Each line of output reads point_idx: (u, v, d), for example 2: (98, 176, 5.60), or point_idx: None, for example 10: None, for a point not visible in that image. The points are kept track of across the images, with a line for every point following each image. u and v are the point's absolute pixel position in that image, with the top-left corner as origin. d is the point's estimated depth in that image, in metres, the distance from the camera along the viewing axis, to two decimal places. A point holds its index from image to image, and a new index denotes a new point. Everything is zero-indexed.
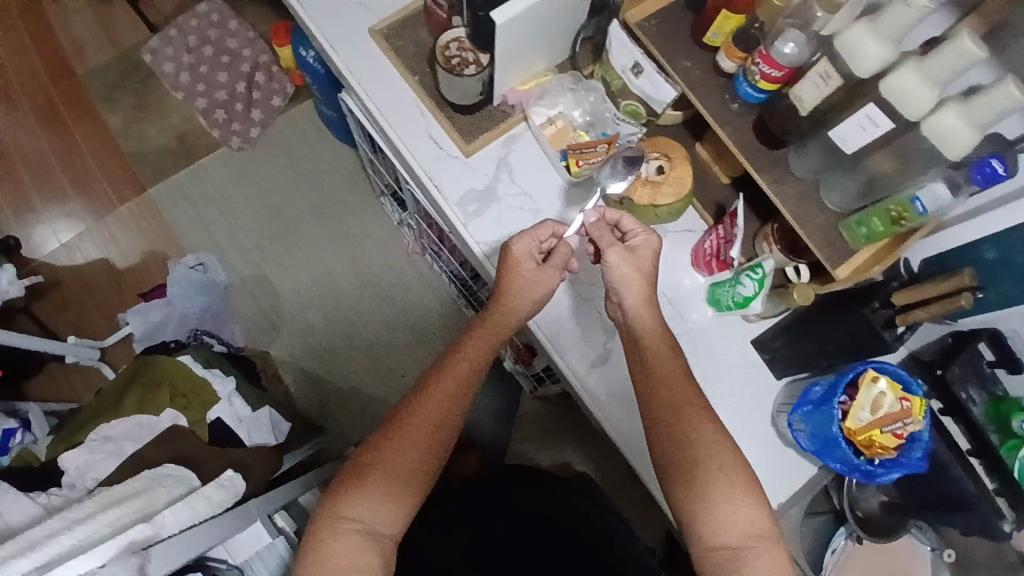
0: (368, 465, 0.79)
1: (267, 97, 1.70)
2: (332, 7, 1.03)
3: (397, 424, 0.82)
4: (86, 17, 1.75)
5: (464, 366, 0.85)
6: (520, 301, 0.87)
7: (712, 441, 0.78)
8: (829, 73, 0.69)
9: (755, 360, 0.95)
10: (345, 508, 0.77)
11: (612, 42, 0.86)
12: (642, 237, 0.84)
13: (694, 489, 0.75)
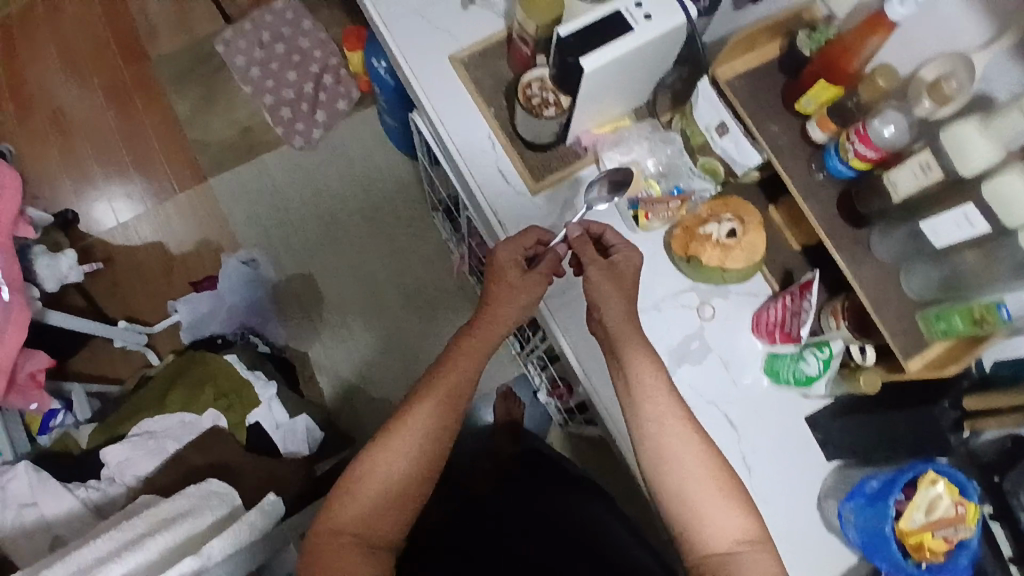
0: (361, 478, 0.76)
1: (333, 100, 1.72)
2: (414, 30, 1.03)
3: (385, 439, 0.78)
4: (166, 2, 1.78)
5: (454, 376, 0.81)
6: (505, 308, 0.84)
7: (700, 456, 0.76)
8: (931, 164, 0.65)
9: (807, 438, 0.91)
10: (336, 519, 0.75)
11: (698, 98, 0.84)
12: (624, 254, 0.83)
13: (683, 497, 0.74)
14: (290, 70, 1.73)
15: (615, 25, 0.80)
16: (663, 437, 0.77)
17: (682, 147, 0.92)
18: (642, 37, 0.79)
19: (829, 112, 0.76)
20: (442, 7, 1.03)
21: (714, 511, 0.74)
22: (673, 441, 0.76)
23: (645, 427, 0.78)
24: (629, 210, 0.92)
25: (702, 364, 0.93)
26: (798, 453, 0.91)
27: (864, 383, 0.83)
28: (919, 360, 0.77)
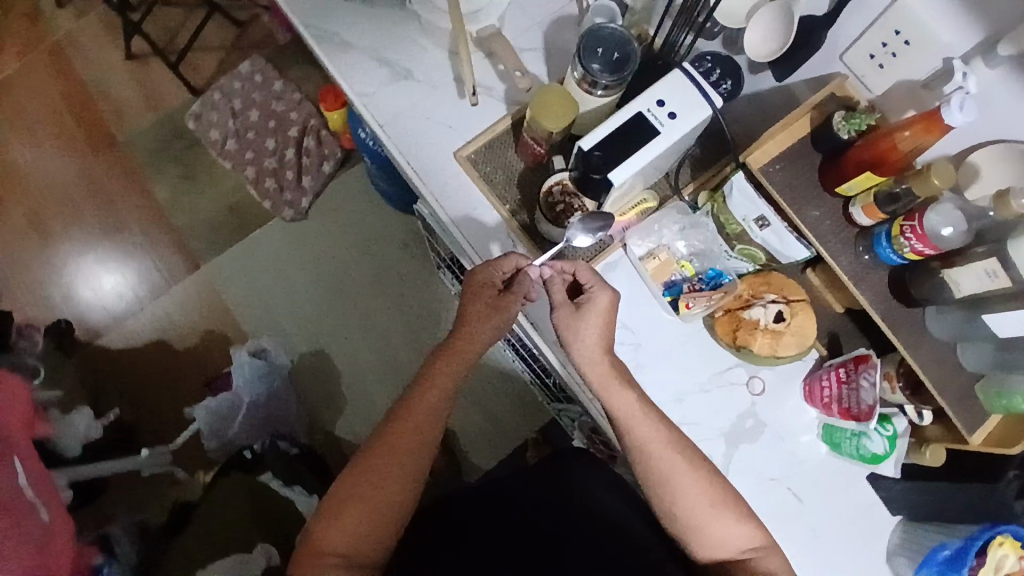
0: (348, 499, 0.76)
1: (317, 163, 1.65)
2: (413, 127, 0.98)
3: (369, 462, 0.78)
4: (124, 80, 1.67)
5: (434, 395, 0.81)
6: (481, 327, 0.83)
7: (695, 482, 0.78)
8: (997, 272, 0.67)
9: (871, 499, 0.90)
10: (325, 540, 0.75)
11: (733, 190, 0.80)
12: (596, 299, 0.81)
13: (678, 516, 0.78)
14: (269, 138, 1.65)
15: (642, 131, 0.76)
16: (657, 462, 0.78)
17: (717, 232, 0.89)
18: (667, 141, 0.77)
19: (876, 199, 0.73)
20: (440, 99, 0.98)
21: (723, 521, 0.78)
22: (668, 458, 0.78)
23: (723, 538, 0.77)
24: (668, 300, 0.89)
25: (760, 441, 0.92)
26: (865, 514, 0.90)
27: (929, 456, 0.84)
28: (980, 433, 0.77)
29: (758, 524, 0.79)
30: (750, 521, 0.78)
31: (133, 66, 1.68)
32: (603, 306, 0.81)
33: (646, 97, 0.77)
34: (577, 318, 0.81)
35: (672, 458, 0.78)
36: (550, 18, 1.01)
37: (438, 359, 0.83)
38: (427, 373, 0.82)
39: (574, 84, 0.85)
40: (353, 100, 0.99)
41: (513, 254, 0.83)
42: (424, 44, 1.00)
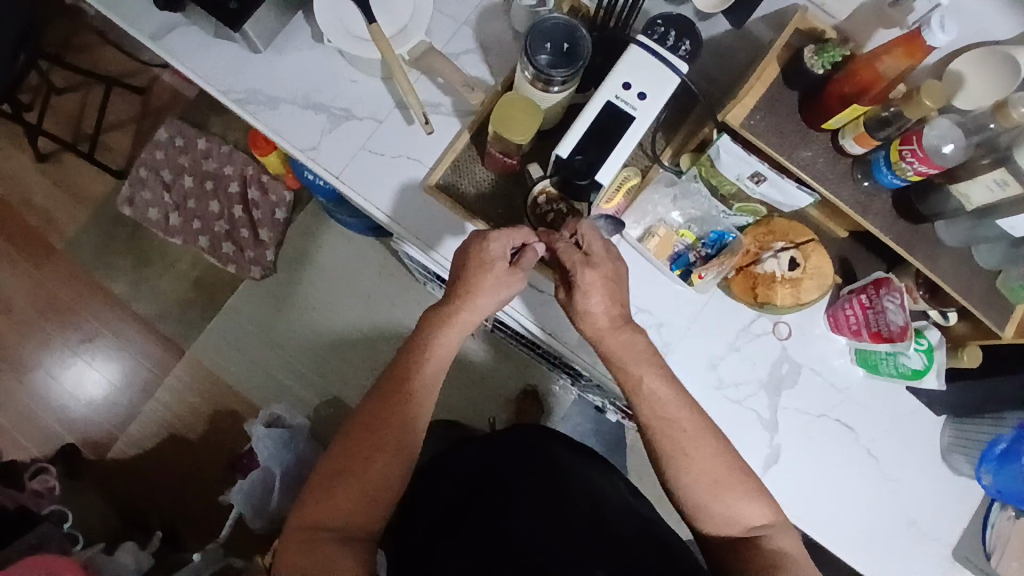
0: (344, 474, 0.74)
1: (269, 212, 1.56)
2: (369, 168, 0.92)
3: (370, 436, 0.75)
4: (43, 184, 1.56)
5: (429, 371, 0.79)
6: (486, 300, 0.77)
7: (710, 458, 0.73)
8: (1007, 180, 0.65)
9: (915, 406, 0.92)
10: (317, 516, 0.72)
11: (721, 154, 0.77)
12: (581, 279, 0.74)
13: (691, 492, 0.74)
14: (211, 200, 1.56)
15: (615, 122, 0.73)
16: (675, 435, 0.74)
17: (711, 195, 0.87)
18: (643, 124, 0.73)
19: (866, 127, 0.71)
20: (389, 132, 0.92)
21: (738, 501, 0.73)
22: (682, 441, 0.74)
23: None
24: (679, 275, 0.87)
25: (798, 384, 0.92)
26: (912, 423, 0.92)
27: (966, 356, 0.85)
28: (1010, 324, 0.77)
29: (771, 501, 0.75)
30: (764, 497, 0.74)
31: (47, 167, 1.56)
32: (594, 281, 0.74)
33: (609, 83, 0.73)
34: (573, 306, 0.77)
35: (682, 441, 0.74)
36: (476, 14, 0.94)
37: (430, 331, 0.79)
38: (418, 346, 0.79)
39: (527, 83, 0.80)
40: (299, 158, 0.92)
41: (523, 227, 0.77)
42: (355, 78, 0.93)
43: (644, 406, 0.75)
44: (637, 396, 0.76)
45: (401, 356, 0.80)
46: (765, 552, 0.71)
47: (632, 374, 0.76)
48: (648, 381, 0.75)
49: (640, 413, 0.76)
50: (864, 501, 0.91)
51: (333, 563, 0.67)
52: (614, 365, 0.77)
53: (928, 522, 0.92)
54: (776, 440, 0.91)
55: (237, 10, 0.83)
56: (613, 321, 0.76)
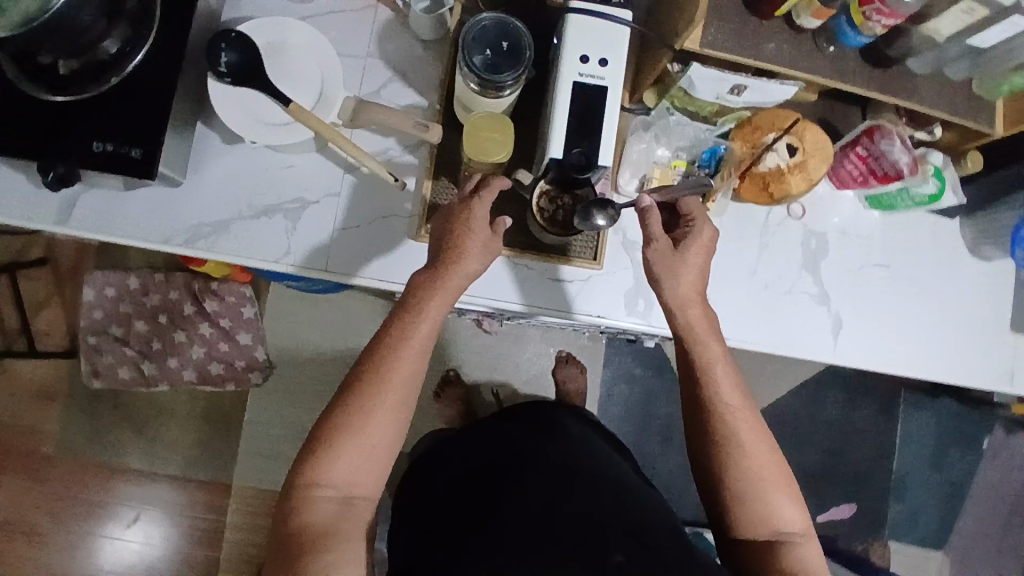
0: (346, 431, 0.68)
1: (236, 315, 1.47)
2: (351, 246, 0.85)
3: (365, 393, 0.69)
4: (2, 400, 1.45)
5: (422, 333, 0.72)
6: (471, 260, 0.72)
7: (762, 447, 0.72)
8: (974, 7, 0.68)
9: (933, 219, 0.97)
10: (316, 473, 0.67)
11: (697, 79, 0.78)
12: (699, 233, 0.76)
13: (744, 481, 0.71)
14: (175, 331, 1.45)
15: (590, 101, 0.69)
16: (734, 420, 0.72)
17: (688, 120, 0.87)
18: (617, 91, 0.70)
19: (820, 1, 0.70)
20: (352, 201, 0.86)
21: (778, 498, 0.71)
22: (738, 426, 0.72)
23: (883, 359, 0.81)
24: None
25: (831, 251, 0.95)
26: (938, 234, 0.97)
27: (971, 163, 0.91)
28: (999, 119, 0.81)
29: (805, 508, 0.73)
30: (800, 503, 0.72)
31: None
32: (705, 241, 0.76)
33: (568, 64, 0.69)
34: (677, 258, 0.75)
35: (745, 426, 0.72)
36: (376, 41, 0.87)
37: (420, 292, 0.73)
38: (410, 301, 0.72)
39: (478, 96, 0.75)
40: (279, 269, 0.85)
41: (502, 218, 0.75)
42: (291, 163, 0.85)
43: (710, 386, 0.73)
44: (710, 373, 0.74)
45: (392, 315, 0.73)
46: (783, 558, 0.69)
47: (698, 357, 0.74)
48: (720, 365, 0.74)
49: (706, 391, 0.73)
50: (925, 324, 0.97)
51: (333, 524, 0.67)
52: (688, 338, 0.75)
53: (983, 314, 0.98)
54: (834, 308, 0.94)
55: (141, 156, 0.73)
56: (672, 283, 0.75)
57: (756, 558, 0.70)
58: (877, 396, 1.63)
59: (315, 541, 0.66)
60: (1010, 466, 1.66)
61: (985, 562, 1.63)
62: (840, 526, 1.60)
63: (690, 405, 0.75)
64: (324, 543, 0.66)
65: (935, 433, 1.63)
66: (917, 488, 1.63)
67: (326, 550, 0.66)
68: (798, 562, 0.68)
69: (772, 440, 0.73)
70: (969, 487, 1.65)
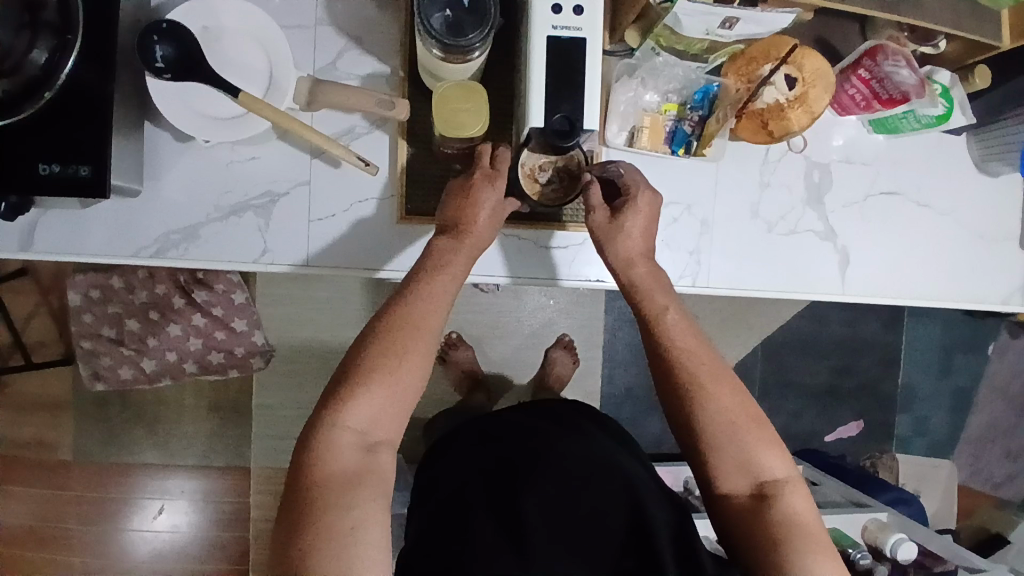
0: (368, 377, 0.65)
1: (227, 301, 1.42)
2: (330, 238, 0.81)
3: (386, 338, 0.66)
4: (13, 413, 1.47)
5: (441, 288, 0.69)
6: (488, 231, 0.71)
7: (731, 395, 0.70)
8: None
9: (938, 136, 0.92)
10: (340, 415, 0.63)
11: (682, 15, 0.70)
12: (637, 200, 0.72)
13: (712, 424, 0.69)
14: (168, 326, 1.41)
15: (569, 56, 0.63)
16: (695, 368, 0.71)
17: (677, 59, 0.80)
18: (596, 41, 0.63)
19: None
20: (324, 187, 0.81)
21: (755, 447, 0.69)
22: (699, 373, 0.71)
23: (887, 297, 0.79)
24: (686, 152, 0.81)
25: (835, 183, 0.90)
26: (944, 151, 0.93)
27: (978, 80, 0.84)
28: (1004, 28, 0.77)
29: (786, 454, 0.71)
30: (779, 448, 0.70)
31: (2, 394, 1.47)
32: (645, 208, 0.73)
33: (539, 16, 0.62)
34: (615, 226, 0.73)
35: (704, 373, 0.71)
36: (323, 6, 0.79)
37: (438, 257, 0.70)
38: (430, 261, 0.70)
39: (442, 61, 0.68)
40: (258, 270, 0.81)
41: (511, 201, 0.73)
42: (253, 154, 0.80)
43: (664, 335, 0.72)
44: (662, 323, 0.73)
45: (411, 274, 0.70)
46: (771, 513, 0.67)
47: (651, 309, 0.73)
48: (671, 314, 0.73)
49: (664, 345, 0.72)
50: (936, 248, 0.94)
51: (357, 474, 0.63)
52: (636, 294, 0.74)
53: (993, 230, 0.95)
54: (840, 242, 0.91)
55: (92, 175, 0.69)
56: (607, 236, 0.73)
57: (741, 518, 0.68)
58: (877, 311, 1.64)
59: (337, 490, 0.61)
60: (1010, 365, 1.69)
61: (991, 461, 1.69)
62: (847, 442, 1.65)
63: (651, 360, 0.74)
64: (351, 494, 0.61)
65: (935, 343, 1.66)
66: (920, 397, 1.66)
67: (351, 507, 0.60)
68: (783, 517, 0.66)
69: (737, 386, 0.71)
70: (971, 391, 1.68)
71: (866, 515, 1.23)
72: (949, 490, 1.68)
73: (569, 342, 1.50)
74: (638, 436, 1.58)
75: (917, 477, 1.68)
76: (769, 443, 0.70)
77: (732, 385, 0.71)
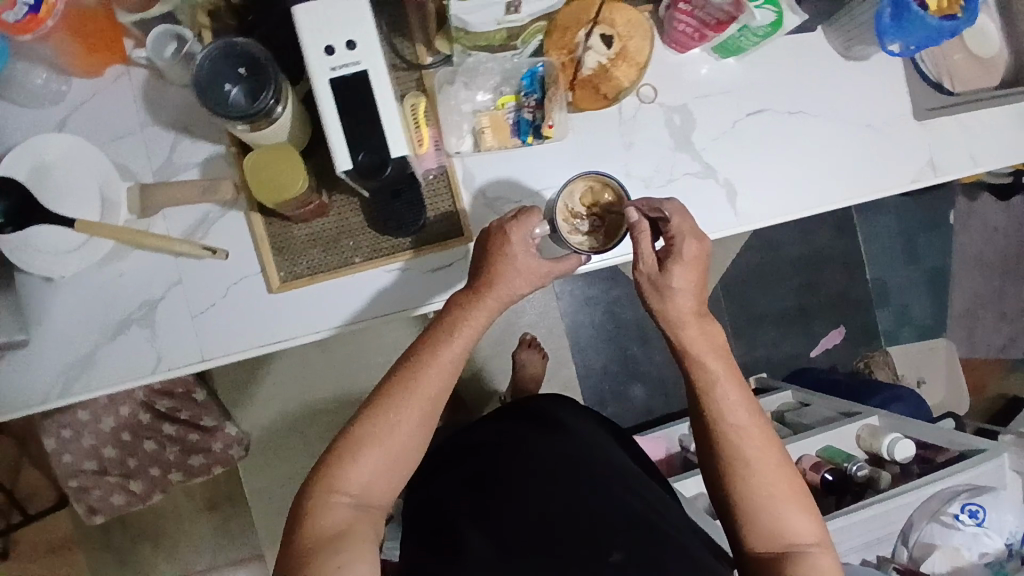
0: (364, 443, 0.67)
1: (191, 403, 1.37)
2: (219, 324, 0.81)
3: (392, 408, 0.67)
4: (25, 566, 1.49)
5: (450, 356, 0.70)
6: (503, 283, 0.70)
7: (770, 458, 0.68)
8: None
9: (790, 43, 0.92)
10: (335, 476, 0.66)
11: (464, 15, 0.70)
12: (682, 249, 0.68)
13: (755, 487, 0.67)
14: (144, 442, 1.33)
15: (358, 93, 0.62)
16: (746, 432, 0.68)
17: (492, 56, 0.80)
18: (379, 69, 0.62)
19: None
20: (197, 281, 0.81)
21: (789, 514, 0.67)
22: (745, 450, 0.68)
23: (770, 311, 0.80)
24: (533, 140, 0.80)
25: (698, 121, 0.89)
26: (802, 56, 0.92)
27: None
28: None
29: (819, 521, 0.68)
30: (813, 514, 0.68)
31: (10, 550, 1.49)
32: (694, 260, 0.68)
33: (315, 62, 0.61)
34: (661, 282, 0.68)
35: (752, 436, 0.68)
36: (144, 108, 0.80)
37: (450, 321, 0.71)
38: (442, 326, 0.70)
39: (252, 131, 0.68)
40: (158, 379, 0.81)
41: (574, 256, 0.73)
42: (119, 271, 0.80)
43: (714, 405, 0.69)
44: (710, 398, 0.69)
45: (419, 340, 0.71)
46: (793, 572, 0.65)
47: (702, 379, 0.69)
48: (724, 380, 0.69)
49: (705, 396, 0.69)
50: (825, 149, 0.93)
51: (345, 529, 0.65)
52: (687, 360, 0.70)
53: (880, 116, 0.95)
54: (722, 176, 0.89)
55: None
56: (652, 289, 0.70)
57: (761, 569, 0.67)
58: (827, 218, 1.62)
59: (324, 543, 0.64)
60: (975, 230, 1.67)
61: (986, 329, 1.66)
62: (835, 352, 1.62)
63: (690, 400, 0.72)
64: (337, 545, 0.63)
65: (893, 231, 1.64)
66: (894, 288, 1.64)
67: (339, 549, 0.63)
68: None
69: (782, 452, 0.69)
70: (943, 267, 1.66)
71: (857, 424, 1.20)
72: (952, 369, 1.64)
73: (533, 339, 1.49)
74: (628, 407, 1.57)
75: (915, 366, 1.65)
76: (806, 513, 0.67)
77: (778, 448, 0.69)
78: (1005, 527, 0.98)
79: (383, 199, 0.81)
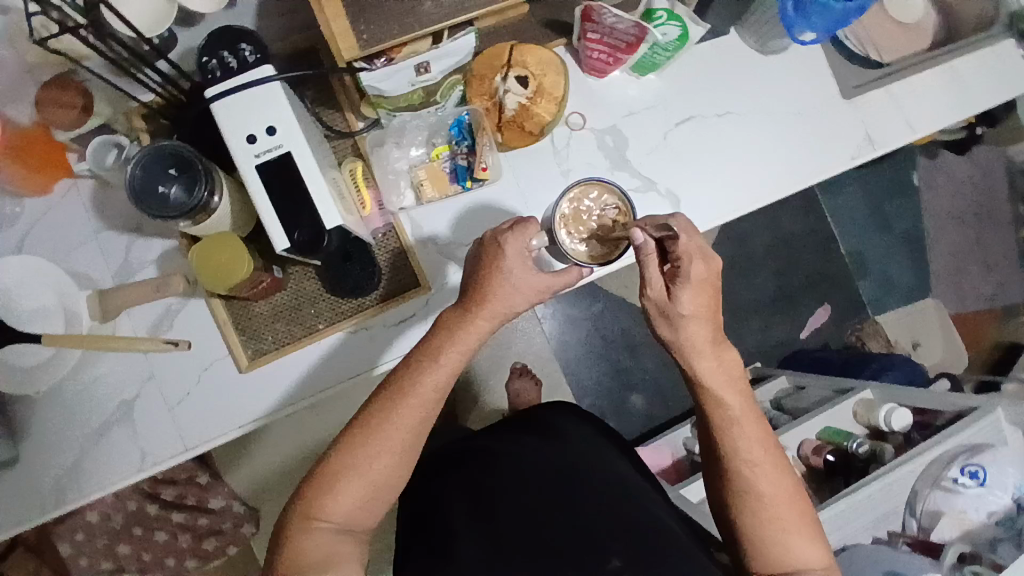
0: (347, 470, 0.63)
1: (194, 488, 1.39)
2: (197, 411, 0.83)
3: (377, 430, 0.64)
4: None
5: (440, 380, 0.66)
6: (492, 296, 0.67)
7: (775, 484, 0.67)
8: None
9: (708, 49, 0.95)
10: (318, 505, 0.63)
11: (377, 82, 0.76)
12: (689, 272, 0.65)
13: (763, 513, 0.66)
14: (154, 533, 1.35)
15: (285, 174, 0.64)
16: (753, 451, 0.67)
17: (419, 113, 0.83)
18: (301, 147, 0.64)
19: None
20: (169, 374, 0.83)
21: (795, 541, 0.66)
22: (757, 486, 0.67)
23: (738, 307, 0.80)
24: (469, 186, 0.82)
25: (630, 138, 0.91)
26: (721, 59, 0.95)
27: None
28: None
29: (824, 544, 0.68)
30: (819, 538, 0.67)
31: None
32: (703, 284, 0.66)
33: (239, 151, 0.64)
34: (670, 307, 0.67)
35: (759, 456, 0.67)
36: (95, 216, 0.83)
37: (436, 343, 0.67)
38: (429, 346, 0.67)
39: (196, 224, 0.71)
40: (144, 476, 0.82)
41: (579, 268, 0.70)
42: (94, 377, 0.83)
43: (717, 419, 0.68)
44: (719, 415, 0.68)
45: (405, 361, 0.67)
46: None
47: (710, 399, 0.68)
48: (732, 397, 0.68)
49: (707, 401, 0.68)
50: (760, 143, 0.95)
51: (328, 559, 0.61)
52: (701, 394, 0.68)
53: (810, 101, 0.97)
54: (662, 186, 0.91)
55: None
56: (660, 315, 0.68)
57: None
58: (792, 201, 1.64)
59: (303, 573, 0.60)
60: (942, 188, 1.68)
61: (972, 283, 1.66)
62: (825, 330, 1.62)
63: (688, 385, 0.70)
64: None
65: (860, 202, 1.66)
66: (872, 257, 1.65)
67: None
68: None
69: (791, 475, 0.68)
70: (917, 229, 1.67)
71: (852, 400, 1.19)
72: (945, 328, 1.64)
73: (523, 367, 1.50)
74: (630, 419, 1.57)
75: (908, 330, 1.64)
76: (812, 534, 0.66)
77: (786, 472, 0.67)
78: (1007, 481, 0.96)
79: (335, 264, 0.83)
